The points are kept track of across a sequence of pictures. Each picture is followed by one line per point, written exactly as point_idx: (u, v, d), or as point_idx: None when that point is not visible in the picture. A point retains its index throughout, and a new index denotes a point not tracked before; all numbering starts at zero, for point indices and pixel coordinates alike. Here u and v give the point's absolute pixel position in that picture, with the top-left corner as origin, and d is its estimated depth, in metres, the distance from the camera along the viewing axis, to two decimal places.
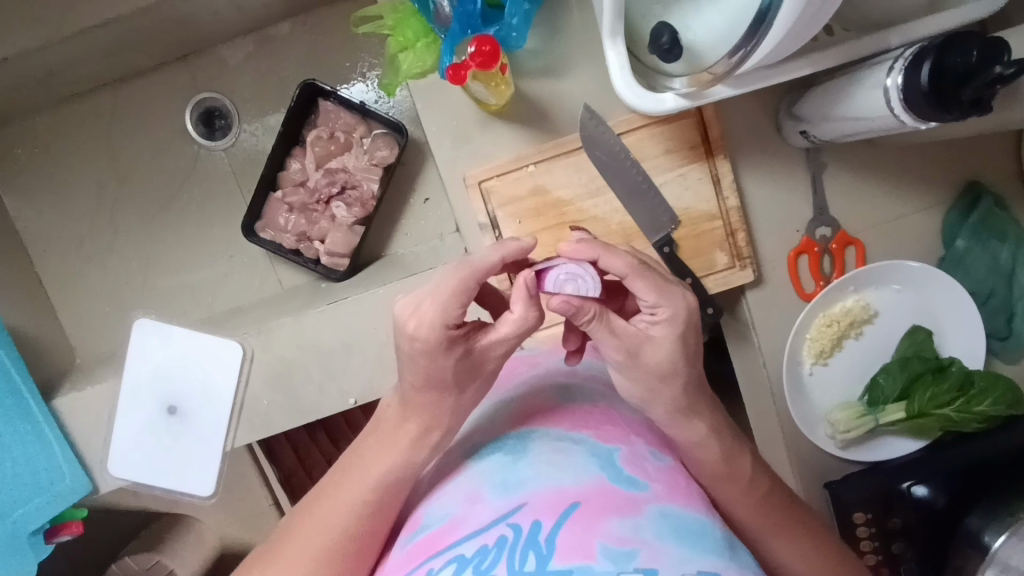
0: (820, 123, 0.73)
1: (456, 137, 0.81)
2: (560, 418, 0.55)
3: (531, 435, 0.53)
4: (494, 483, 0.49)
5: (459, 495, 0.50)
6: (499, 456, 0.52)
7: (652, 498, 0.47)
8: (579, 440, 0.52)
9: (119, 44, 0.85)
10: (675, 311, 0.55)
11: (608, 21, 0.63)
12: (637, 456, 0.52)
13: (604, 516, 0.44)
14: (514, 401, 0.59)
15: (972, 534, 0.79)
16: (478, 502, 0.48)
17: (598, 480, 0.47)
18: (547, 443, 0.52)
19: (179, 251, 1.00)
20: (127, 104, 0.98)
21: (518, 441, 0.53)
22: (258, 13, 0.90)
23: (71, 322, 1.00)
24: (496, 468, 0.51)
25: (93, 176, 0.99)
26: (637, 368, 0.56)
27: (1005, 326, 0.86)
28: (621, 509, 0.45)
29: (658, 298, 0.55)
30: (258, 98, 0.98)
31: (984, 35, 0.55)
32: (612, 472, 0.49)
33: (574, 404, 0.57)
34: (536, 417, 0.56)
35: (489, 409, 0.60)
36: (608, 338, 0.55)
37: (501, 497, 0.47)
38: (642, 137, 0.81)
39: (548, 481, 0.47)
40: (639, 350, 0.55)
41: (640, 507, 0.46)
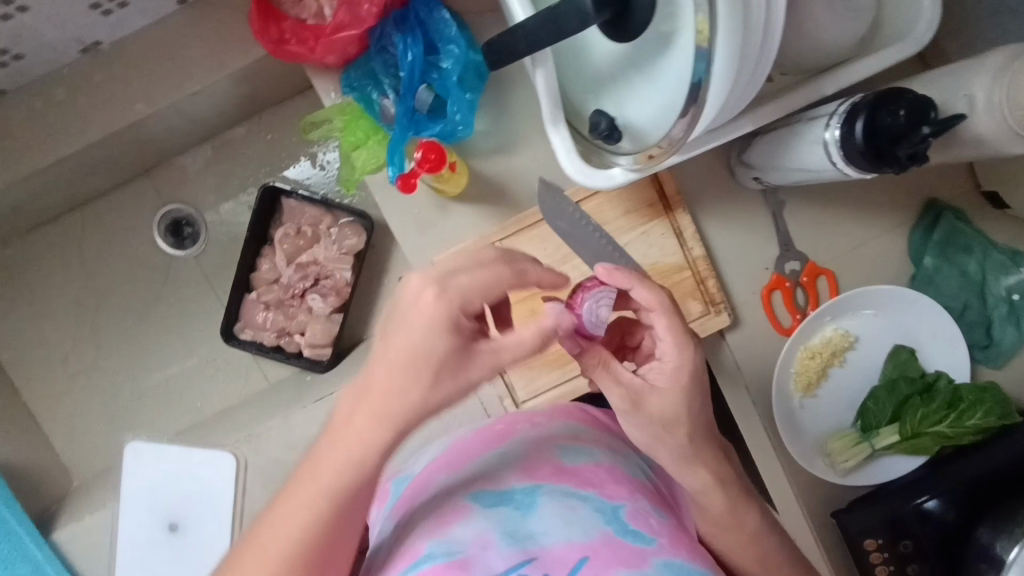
0: (770, 172, 0.74)
1: (419, 224, 0.82)
2: (566, 474, 0.58)
3: (538, 487, 0.56)
4: (505, 531, 0.53)
5: (466, 530, 0.52)
6: (508, 508, 0.55)
7: (657, 550, 0.53)
8: (585, 496, 0.56)
9: (79, 172, 0.86)
10: (680, 361, 0.60)
11: (547, 111, 0.64)
12: (640, 511, 0.56)
13: (612, 570, 0.50)
14: (516, 453, 0.61)
15: (985, 545, 0.80)
16: (489, 547, 0.51)
17: (606, 534, 0.53)
18: (554, 498, 0.55)
19: (163, 358, 1.01)
20: (95, 222, 0.99)
21: (524, 495, 0.55)
22: (213, 122, 0.92)
23: (62, 445, 1.00)
24: (506, 517, 0.54)
25: (69, 297, 1.00)
26: (638, 416, 0.60)
27: (984, 336, 0.86)
28: (628, 562, 0.51)
29: (669, 343, 0.60)
30: (223, 200, 0.99)
31: (909, 92, 0.56)
32: (617, 526, 0.54)
33: (578, 461, 0.60)
34: (542, 470, 0.58)
35: (486, 455, 0.62)
36: (610, 386, 0.59)
37: (512, 547, 0.51)
38: (600, 202, 0.82)
39: (560, 538, 0.52)
40: (641, 400, 0.59)
41: (646, 561, 0.51)
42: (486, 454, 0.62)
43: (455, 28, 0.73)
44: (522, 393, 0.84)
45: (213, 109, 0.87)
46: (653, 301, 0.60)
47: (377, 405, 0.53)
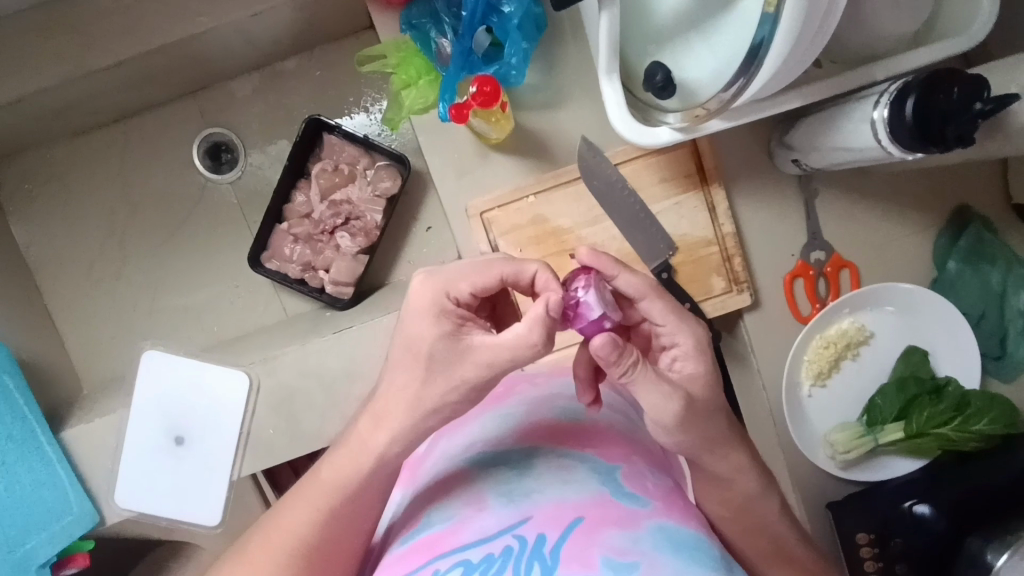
0: (811, 153, 0.76)
1: (457, 169, 0.84)
2: (564, 436, 0.56)
3: (534, 451, 0.54)
4: (500, 493, 0.51)
5: (462, 501, 0.51)
6: (505, 470, 0.53)
7: (652, 512, 0.49)
8: (582, 458, 0.53)
9: (132, 80, 0.88)
10: (697, 337, 0.58)
11: (604, 60, 0.65)
12: (638, 474, 0.53)
13: (604, 529, 0.45)
14: (517, 419, 0.59)
15: (974, 554, 0.81)
16: (483, 510, 0.49)
17: (601, 495, 0.49)
18: (550, 460, 0.53)
19: (185, 278, 1.02)
20: (137, 137, 1.00)
21: (521, 458, 0.54)
22: (266, 50, 0.93)
23: (77, 351, 1.01)
24: (502, 479, 0.52)
25: (101, 206, 1.01)
26: (692, 416, 0.55)
27: (998, 347, 0.87)
28: (622, 521, 0.47)
29: (674, 323, 0.59)
30: (264, 130, 1.00)
31: (965, 73, 0.58)
32: (613, 488, 0.50)
33: (581, 422, 0.58)
34: (542, 434, 0.56)
35: (488, 423, 0.60)
36: (656, 383, 0.53)
37: (506, 507, 0.49)
38: (638, 168, 0.83)
39: (551, 496, 0.49)
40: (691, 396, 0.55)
41: (640, 522, 0.47)
42: (486, 420, 0.61)
43: None
44: None
45: (269, 35, 0.89)
46: (643, 287, 0.59)
47: (384, 402, 0.55)
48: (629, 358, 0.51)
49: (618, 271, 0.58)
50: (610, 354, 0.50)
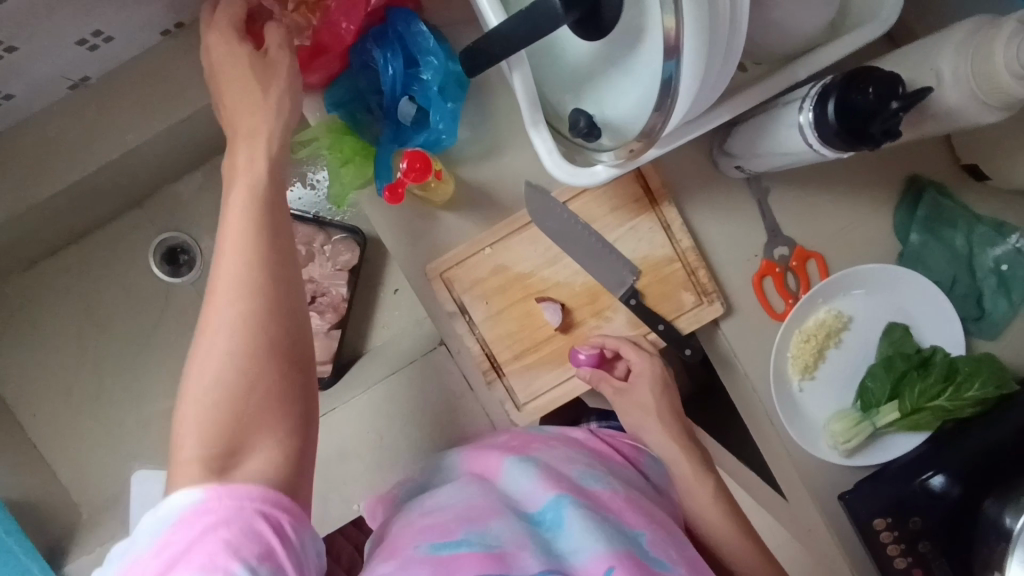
0: (751, 159, 0.75)
1: (410, 234, 0.83)
2: (588, 497, 0.60)
3: (564, 501, 0.58)
4: (535, 543, 0.53)
5: (505, 528, 0.54)
6: (537, 527, 0.56)
7: None
8: (608, 517, 0.57)
9: (76, 205, 0.88)
10: (653, 368, 0.81)
11: (527, 112, 0.66)
12: (660, 541, 0.56)
13: None
14: (543, 471, 0.64)
15: (993, 520, 0.79)
16: (523, 551, 0.51)
17: (632, 552, 0.52)
18: (582, 511, 0.56)
19: (165, 385, 1.01)
20: (91, 253, 1.00)
21: (553, 512, 0.57)
22: (203, 148, 0.93)
23: (68, 478, 1.00)
24: (537, 535, 0.54)
25: (70, 330, 1.00)
26: (624, 401, 0.82)
27: (976, 308, 0.88)
28: None
29: (639, 360, 0.81)
30: (216, 225, 1.00)
31: (879, 70, 0.58)
32: (641, 550, 0.53)
33: (597, 489, 0.62)
34: (564, 488, 0.60)
35: (512, 471, 0.65)
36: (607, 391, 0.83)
37: (545, 557, 0.51)
38: (587, 202, 0.83)
39: (588, 548, 0.52)
40: (624, 391, 0.82)
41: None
42: (512, 467, 0.65)
43: (433, 40, 0.74)
44: (522, 396, 0.84)
45: (202, 135, 0.89)
46: (619, 343, 0.82)
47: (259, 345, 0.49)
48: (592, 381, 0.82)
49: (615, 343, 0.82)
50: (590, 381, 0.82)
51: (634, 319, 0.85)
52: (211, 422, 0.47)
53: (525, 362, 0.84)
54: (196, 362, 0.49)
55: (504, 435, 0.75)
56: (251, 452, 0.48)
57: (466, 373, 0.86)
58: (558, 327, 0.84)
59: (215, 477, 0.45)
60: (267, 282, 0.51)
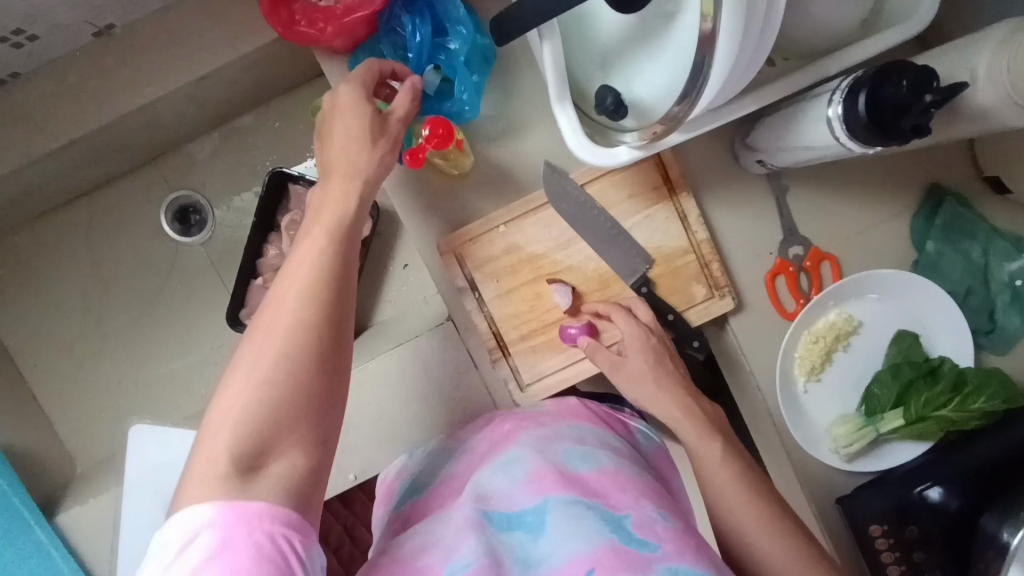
0: (773, 153, 0.75)
1: (424, 207, 0.83)
2: (572, 483, 0.59)
3: (546, 504, 0.57)
4: (515, 557, 0.54)
5: (478, 547, 0.53)
6: (519, 534, 0.57)
7: (662, 557, 0.51)
8: (591, 504, 0.57)
9: (91, 156, 0.87)
10: (639, 331, 0.80)
11: (553, 88, 0.66)
12: (645, 519, 0.56)
13: None
14: (528, 462, 0.63)
15: (991, 534, 0.79)
16: (500, 570, 0.52)
17: (612, 542, 0.52)
18: (561, 512, 0.56)
19: (168, 345, 1.01)
20: (103, 208, 0.99)
21: (534, 517, 0.57)
22: (221, 109, 0.93)
23: (65, 431, 0.99)
24: (518, 546, 0.55)
25: (75, 283, 1.00)
26: (622, 372, 0.80)
27: (989, 321, 0.87)
28: (633, 568, 0.50)
29: (624, 324, 0.80)
30: (230, 188, 0.99)
31: (912, 64, 0.57)
32: (622, 535, 0.53)
33: (584, 471, 0.62)
34: (550, 480, 0.59)
35: (494, 473, 0.64)
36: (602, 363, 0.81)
37: (522, 573, 0.52)
38: (604, 187, 0.82)
39: (568, 554, 0.52)
40: (619, 360, 0.80)
41: (651, 566, 0.50)
42: (493, 468, 0.65)
43: (462, 10, 0.73)
44: (526, 378, 0.84)
45: (222, 95, 0.88)
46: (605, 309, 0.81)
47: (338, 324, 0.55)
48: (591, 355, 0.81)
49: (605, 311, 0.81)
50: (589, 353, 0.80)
51: (644, 308, 0.84)
52: (244, 417, 0.49)
53: (531, 344, 0.83)
54: (261, 331, 0.53)
55: (491, 427, 0.75)
56: (276, 457, 0.49)
57: (471, 351, 0.86)
58: (567, 311, 0.83)
59: (228, 494, 0.46)
60: (323, 312, 0.54)
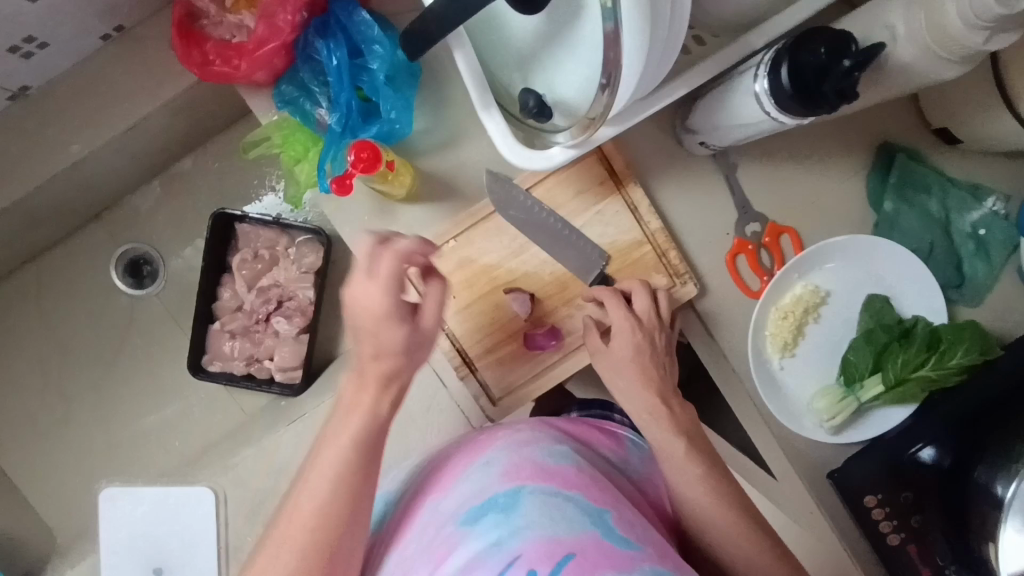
0: (713, 134, 0.73)
1: (371, 232, 0.81)
2: (548, 476, 0.60)
3: (521, 489, 0.58)
4: (490, 541, 0.53)
5: (460, 556, 0.54)
6: (490, 514, 0.56)
7: (642, 554, 0.51)
8: (569, 496, 0.57)
9: (28, 222, 0.86)
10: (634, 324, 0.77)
11: (476, 95, 0.66)
12: (625, 518, 0.57)
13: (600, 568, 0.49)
14: (501, 459, 0.63)
15: (983, 486, 0.76)
16: (479, 566, 0.52)
17: (592, 533, 0.53)
18: (540, 497, 0.57)
19: (137, 402, 0.99)
20: (51, 273, 0.97)
21: (508, 497, 0.57)
22: (157, 157, 0.91)
23: (41, 502, 0.97)
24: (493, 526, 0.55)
25: (33, 351, 0.98)
26: (607, 360, 0.78)
27: (957, 274, 0.86)
28: (617, 563, 0.50)
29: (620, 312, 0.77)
30: (178, 236, 0.98)
31: (831, 30, 0.56)
32: (602, 528, 0.54)
33: (555, 462, 0.63)
34: (526, 472, 0.61)
35: (475, 468, 0.65)
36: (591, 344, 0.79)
37: (497, 554, 0.52)
38: (550, 187, 0.81)
39: (542, 532, 0.52)
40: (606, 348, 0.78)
41: (633, 560, 0.50)
42: (473, 464, 0.65)
43: (377, 29, 0.72)
44: (497, 391, 0.82)
45: (153, 143, 0.87)
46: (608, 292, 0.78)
47: None
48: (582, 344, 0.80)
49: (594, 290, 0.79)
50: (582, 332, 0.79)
51: None
52: None
53: (498, 356, 0.82)
54: None
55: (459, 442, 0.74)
56: None
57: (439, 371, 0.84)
58: (528, 318, 0.81)
59: None
60: None
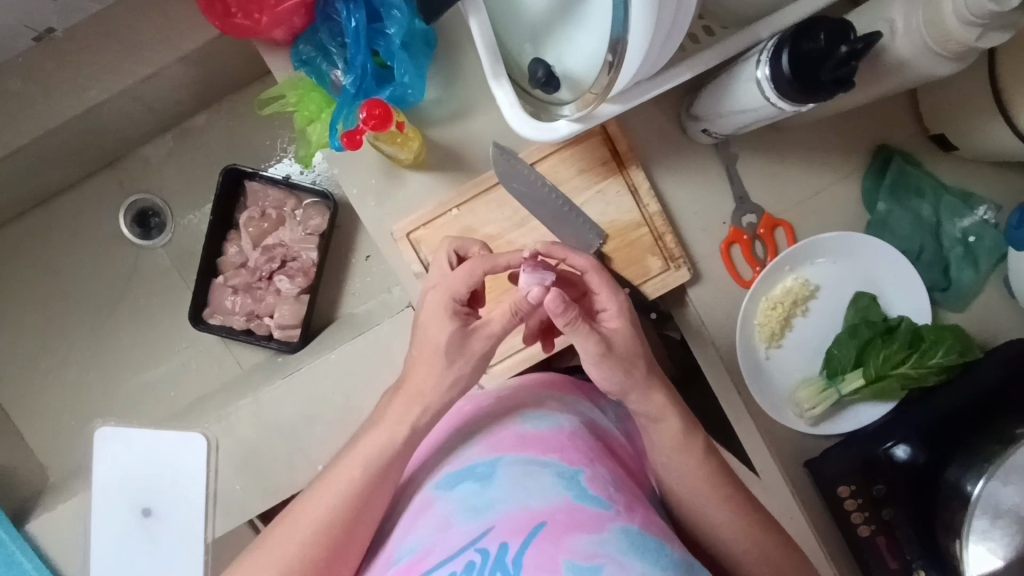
0: (716, 120, 0.75)
1: (378, 195, 0.83)
2: (525, 440, 0.60)
3: (498, 459, 0.58)
4: (466, 510, 0.55)
5: (433, 520, 0.56)
6: (468, 484, 0.58)
7: (614, 515, 0.52)
8: (545, 462, 0.57)
9: (42, 164, 0.88)
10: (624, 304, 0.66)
11: (488, 64, 0.67)
12: (599, 475, 0.56)
13: (568, 534, 0.50)
14: (482, 430, 0.63)
15: (955, 483, 0.79)
16: (450, 528, 0.54)
17: (568, 501, 0.53)
18: (514, 467, 0.57)
19: (137, 350, 1.01)
20: (61, 218, 0.99)
21: (485, 467, 0.58)
22: (172, 110, 0.93)
23: (36, 440, 0.99)
24: (467, 496, 0.56)
25: (38, 293, 1.00)
26: (608, 359, 0.64)
27: (943, 278, 0.88)
28: (585, 525, 0.51)
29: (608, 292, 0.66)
30: (187, 189, 1.00)
31: (831, 18, 0.58)
32: (576, 491, 0.54)
33: (537, 425, 0.62)
34: (502, 439, 0.61)
35: (454, 439, 0.65)
36: (585, 335, 0.63)
37: (471, 522, 0.54)
38: (554, 164, 0.83)
39: (516, 505, 0.53)
40: (611, 344, 0.64)
41: (604, 524, 0.51)
42: (454, 435, 0.66)
43: None
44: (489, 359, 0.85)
45: (170, 96, 0.89)
46: (585, 262, 0.66)
47: None
48: (571, 312, 0.60)
49: (564, 253, 0.68)
50: (559, 307, 0.59)
51: None
52: None
53: None
54: None
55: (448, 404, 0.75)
56: None
57: None
58: None
59: None
60: None
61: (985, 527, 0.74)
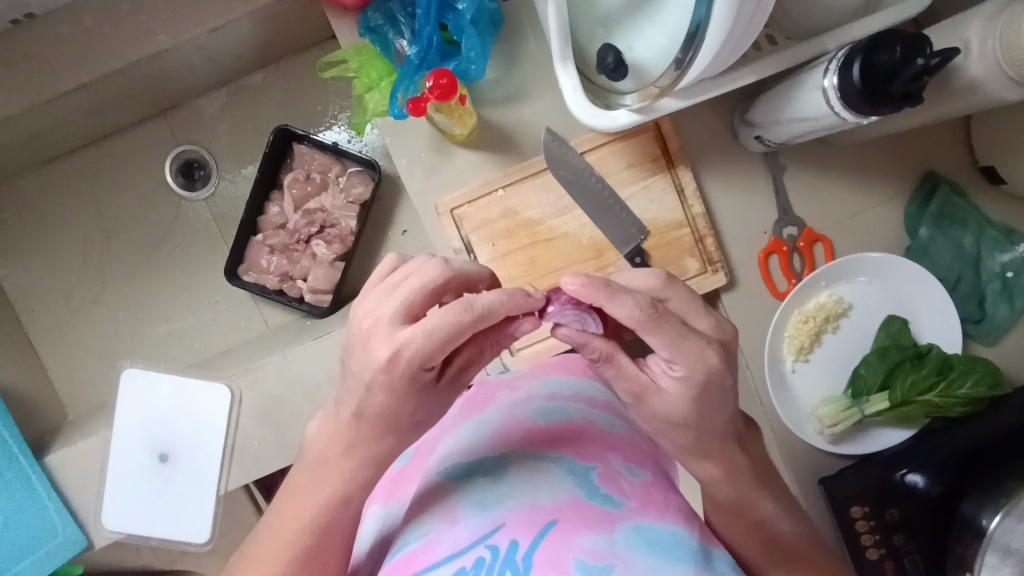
0: (772, 127, 0.76)
1: (426, 167, 0.84)
2: (539, 436, 0.56)
3: (508, 457, 0.54)
4: (471, 502, 0.51)
5: (436, 513, 0.51)
6: (475, 476, 0.53)
7: (626, 513, 0.48)
8: (557, 458, 0.53)
9: (101, 103, 0.89)
10: (694, 366, 0.50)
11: (556, 46, 0.67)
12: (612, 472, 0.53)
13: (578, 532, 0.46)
14: (495, 425, 0.59)
15: (970, 518, 0.78)
16: (456, 522, 0.49)
17: (576, 497, 0.49)
18: (523, 463, 0.53)
19: (167, 298, 1.02)
20: (109, 160, 1.01)
21: (494, 463, 0.54)
22: (232, 65, 0.95)
23: (59, 376, 1.00)
24: (475, 489, 0.52)
25: (77, 230, 1.01)
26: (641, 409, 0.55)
27: (977, 310, 0.88)
28: (595, 522, 0.47)
29: (667, 353, 0.50)
30: (236, 145, 1.01)
31: (907, 33, 0.59)
32: (587, 489, 0.50)
33: (553, 422, 0.58)
34: (513, 436, 0.57)
35: (463, 432, 0.61)
36: (617, 376, 0.54)
37: (476, 517, 0.49)
38: (603, 155, 0.84)
39: (524, 502, 0.49)
40: (643, 397, 0.54)
41: (615, 522, 0.47)
42: (464, 427, 0.61)
43: None
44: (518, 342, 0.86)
45: (233, 50, 0.90)
46: (628, 318, 0.48)
47: None
48: (592, 352, 0.53)
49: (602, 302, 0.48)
50: (576, 340, 0.53)
51: None
52: None
53: None
54: None
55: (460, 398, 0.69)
56: None
57: None
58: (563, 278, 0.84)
59: None
60: None
61: (995, 565, 0.73)
